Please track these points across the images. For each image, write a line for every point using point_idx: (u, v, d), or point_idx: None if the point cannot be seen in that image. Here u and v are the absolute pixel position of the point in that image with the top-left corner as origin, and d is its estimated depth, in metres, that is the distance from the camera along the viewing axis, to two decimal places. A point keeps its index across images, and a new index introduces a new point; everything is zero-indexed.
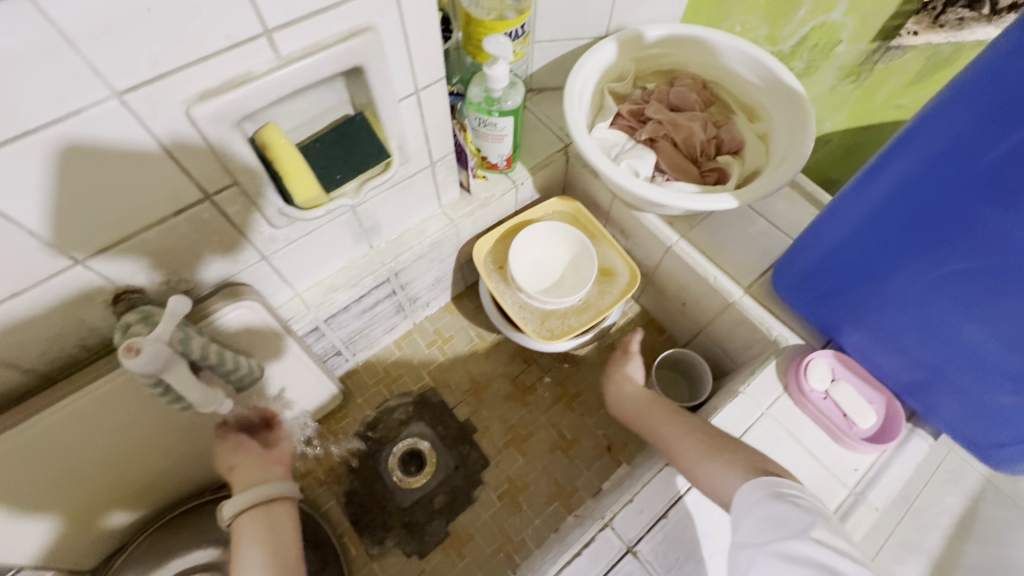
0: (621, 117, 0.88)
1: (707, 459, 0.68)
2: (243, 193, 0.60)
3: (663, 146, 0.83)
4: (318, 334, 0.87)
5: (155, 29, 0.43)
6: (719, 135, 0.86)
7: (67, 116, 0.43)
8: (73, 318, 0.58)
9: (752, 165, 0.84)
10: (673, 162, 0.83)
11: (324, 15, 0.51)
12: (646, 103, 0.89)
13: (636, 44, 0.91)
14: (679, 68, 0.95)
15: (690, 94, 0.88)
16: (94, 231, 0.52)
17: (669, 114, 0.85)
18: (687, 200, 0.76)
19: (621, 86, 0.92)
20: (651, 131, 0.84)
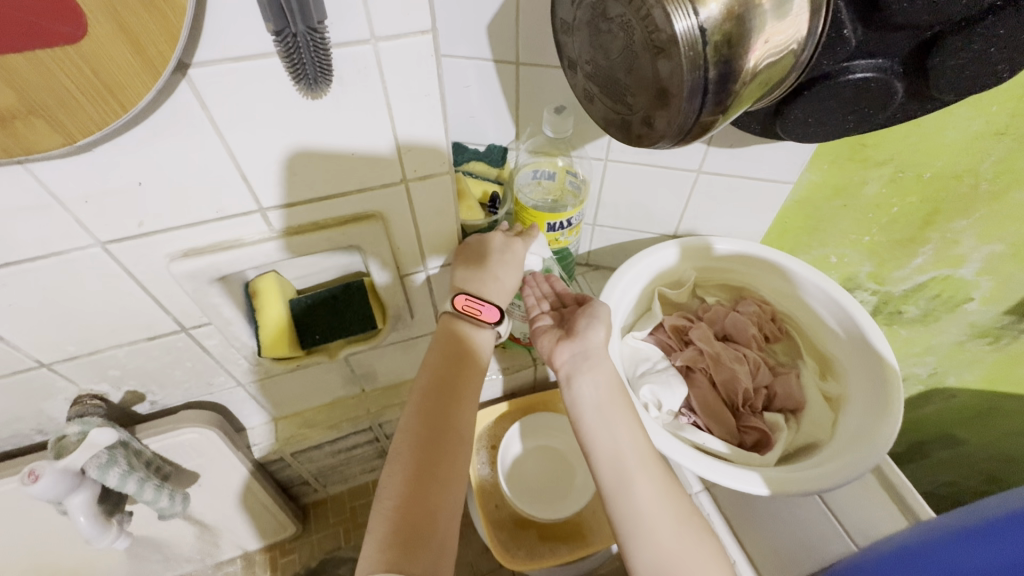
0: (662, 330, 0.78)
1: (667, 540, 0.49)
2: (221, 331, 0.60)
3: (698, 381, 0.71)
4: (284, 463, 0.82)
5: (145, 199, 0.45)
6: (774, 385, 0.71)
7: (49, 255, 0.46)
8: (33, 407, 0.60)
9: (808, 435, 0.67)
10: (705, 404, 0.70)
11: (326, 201, 0.51)
12: (695, 321, 0.78)
13: (701, 253, 0.83)
14: (749, 288, 0.84)
15: (750, 326, 0.76)
16: (63, 343, 0.54)
17: (716, 345, 0.73)
18: (704, 466, 0.61)
19: (676, 293, 0.83)
20: (688, 358, 0.73)
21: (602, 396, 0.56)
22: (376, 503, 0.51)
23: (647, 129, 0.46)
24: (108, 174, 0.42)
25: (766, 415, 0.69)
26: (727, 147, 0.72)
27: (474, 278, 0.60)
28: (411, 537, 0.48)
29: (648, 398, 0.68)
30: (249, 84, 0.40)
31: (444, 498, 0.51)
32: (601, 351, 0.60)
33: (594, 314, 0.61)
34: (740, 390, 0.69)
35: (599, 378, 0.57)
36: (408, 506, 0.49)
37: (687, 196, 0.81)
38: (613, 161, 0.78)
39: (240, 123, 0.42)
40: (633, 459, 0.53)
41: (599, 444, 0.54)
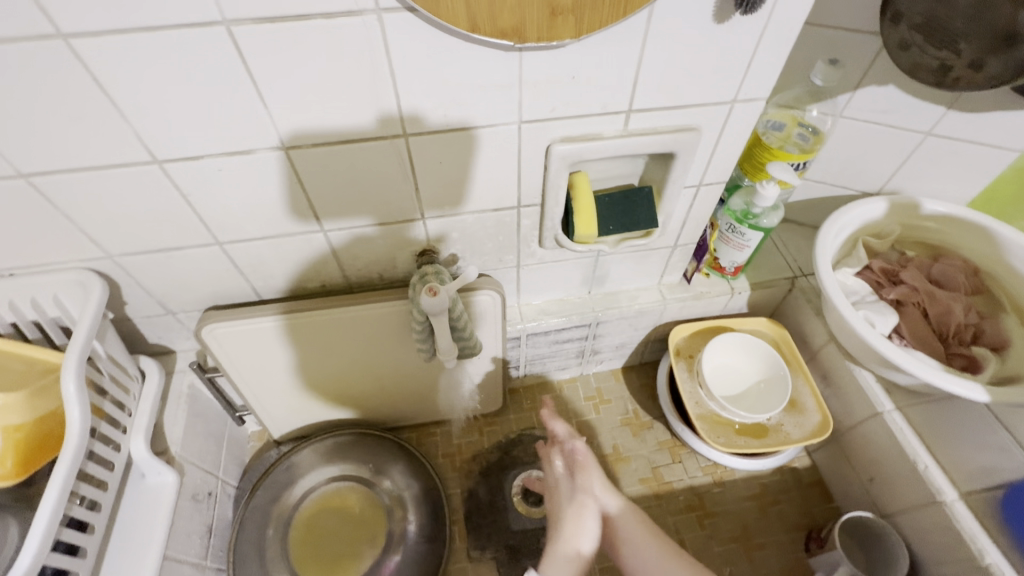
0: (869, 271, 0.89)
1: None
2: (540, 213, 0.76)
3: (911, 312, 0.81)
4: (516, 343, 1.00)
5: (570, 90, 0.60)
6: (981, 325, 0.81)
7: (485, 126, 0.63)
8: (391, 254, 0.79)
9: (1012, 370, 0.77)
10: (915, 332, 0.81)
11: (672, 110, 0.66)
12: (902, 266, 0.88)
13: (910, 210, 0.92)
14: (949, 247, 0.92)
15: (957, 276, 0.85)
16: (444, 203, 0.72)
17: (928, 285, 0.83)
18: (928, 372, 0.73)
19: (879, 243, 0.93)
20: (901, 293, 0.83)
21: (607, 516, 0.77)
22: None
23: (971, 71, 0.58)
24: (563, 66, 0.58)
25: (974, 348, 0.79)
26: (969, 111, 0.81)
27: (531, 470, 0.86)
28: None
29: (865, 318, 0.80)
30: (690, 8, 0.54)
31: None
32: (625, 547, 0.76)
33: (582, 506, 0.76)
34: (952, 324, 0.79)
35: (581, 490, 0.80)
36: None
37: (906, 157, 0.91)
38: (846, 117, 0.88)
39: (665, 37, 0.57)
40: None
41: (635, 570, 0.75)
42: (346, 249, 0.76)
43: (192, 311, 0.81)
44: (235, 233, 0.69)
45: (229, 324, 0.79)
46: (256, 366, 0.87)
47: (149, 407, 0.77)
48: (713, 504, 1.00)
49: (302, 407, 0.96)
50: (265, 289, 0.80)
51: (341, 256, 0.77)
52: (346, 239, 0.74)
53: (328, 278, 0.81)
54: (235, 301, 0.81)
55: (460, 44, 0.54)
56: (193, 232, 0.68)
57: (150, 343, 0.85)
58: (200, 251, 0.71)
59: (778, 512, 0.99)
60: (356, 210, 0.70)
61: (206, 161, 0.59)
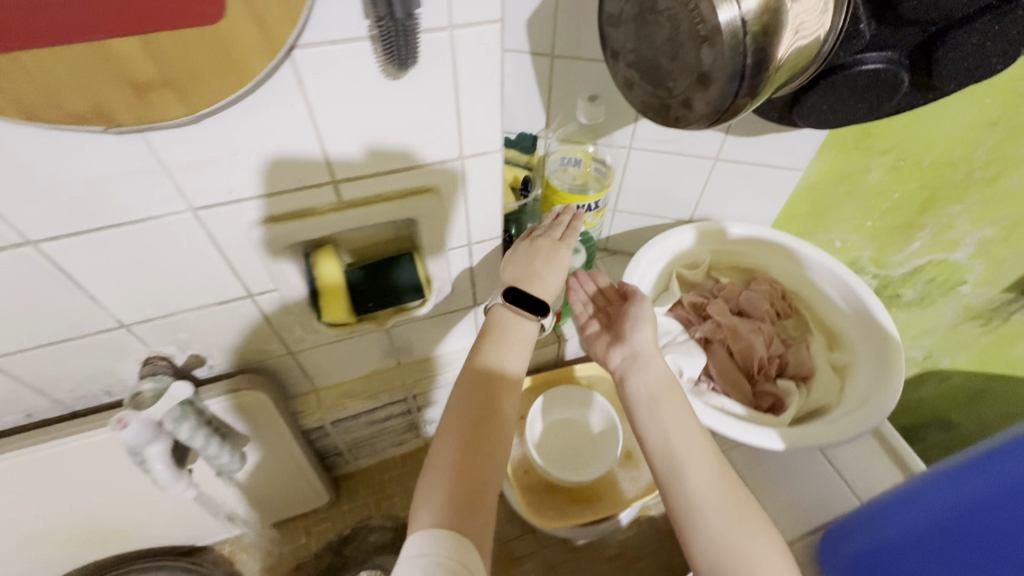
0: (681, 306, 0.84)
1: (745, 538, 0.47)
2: (284, 299, 0.65)
3: (716, 351, 0.77)
4: (323, 432, 0.87)
5: (241, 167, 0.50)
6: (786, 355, 0.77)
7: (147, 219, 0.51)
8: (106, 369, 0.64)
9: (818, 400, 0.73)
10: (723, 371, 0.76)
11: (392, 174, 0.57)
12: (711, 298, 0.84)
13: (716, 236, 0.89)
14: (760, 269, 0.90)
15: (763, 302, 0.82)
16: (144, 306, 0.59)
17: (732, 319, 0.79)
18: (725, 424, 0.67)
19: (692, 273, 0.89)
20: (707, 331, 0.79)
21: (656, 390, 0.58)
22: (426, 471, 0.54)
23: (685, 111, 0.52)
24: (215, 144, 0.47)
25: (779, 382, 0.75)
26: (744, 136, 0.78)
27: (521, 278, 0.65)
28: (476, 447, 0.55)
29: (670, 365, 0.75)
30: (343, 65, 0.45)
31: (489, 473, 0.54)
32: (652, 351, 0.63)
33: (639, 315, 0.65)
34: (756, 358, 0.75)
35: (647, 377, 0.60)
36: (461, 482, 0.52)
37: (704, 183, 0.88)
38: (636, 149, 0.84)
39: (331, 99, 0.47)
40: (684, 448, 0.53)
41: (652, 431, 0.56)
42: (34, 374, 0.61)
43: None
44: None
45: None
46: None
47: None
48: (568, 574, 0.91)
49: (52, 554, 0.78)
50: None
51: (32, 382, 0.62)
52: (26, 364, 0.59)
53: (30, 408, 0.65)
54: None
55: (45, 133, 0.42)
56: None
57: None
58: None
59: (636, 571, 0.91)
60: (18, 332, 0.55)
61: None
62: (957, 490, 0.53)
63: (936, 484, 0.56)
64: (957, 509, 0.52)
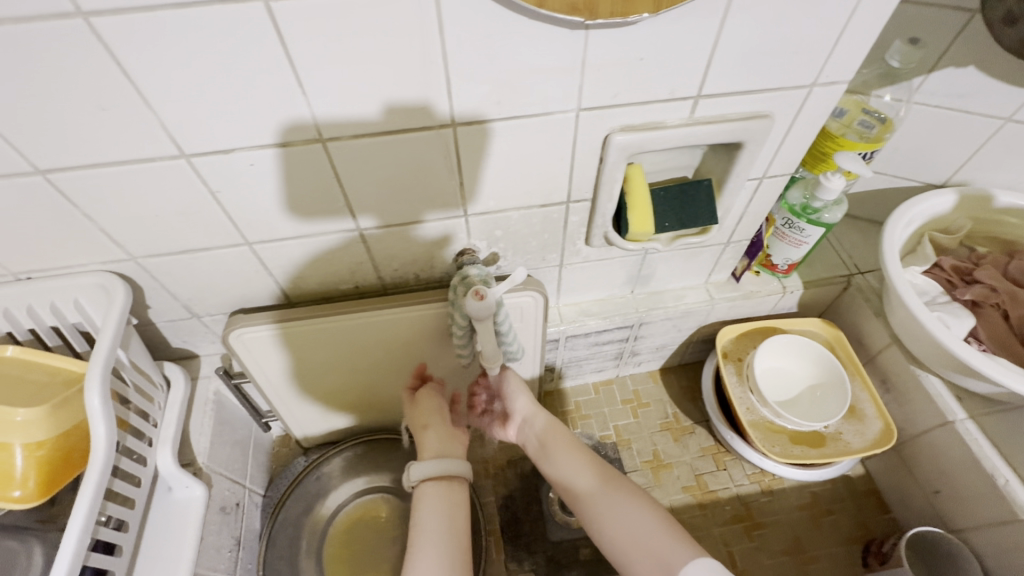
0: (940, 268, 0.83)
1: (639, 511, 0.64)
2: (590, 210, 0.71)
3: (990, 315, 0.75)
4: (554, 346, 0.95)
5: (638, 73, 0.54)
6: None
7: (542, 115, 0.57)
8: (429, 254, 0.73)
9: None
10: (996, 335, 0.75)
11: (746, 96, 0.59)
12: (975, 264, 0.82)
13: (981, 203, 0.85)
14: (1023, 243, 0.86)
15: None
16: (490, 199, 0.66)
17: (1008, 285, 0.77)
18: (1016, 381, 0.67)
19: (948, 238, 0.86)
20: (978, 294, 0.77)
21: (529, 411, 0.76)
22: None
23: None
24: (635, 47, 0.52)
25: None
26: None
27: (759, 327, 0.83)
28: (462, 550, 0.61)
29: (941, 321, 0.74)
30: None
31: None
32: (528, 409, 0.77)
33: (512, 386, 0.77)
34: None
35: (525, 404, 0.77)
36: None
37: (981, 145, 0.84)
38: (917, 101, 0.82)
39: (749, 11, 0.50)
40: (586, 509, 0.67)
41: (556, 455, 0.73)
42: (381, 249, 0.71)
43: (217, 315, 0.76)
44: (263, 233, 0.64)
45: (260, 328, 0.74)
46: (280, 372, 0.81)
47: (175, 418, 0.72)
48: (761, 513, 0.95)
49: (329, 412, 0.92)
50: (295, 292, 0.75)
51: (376, 256, 0.72)
52: (383, 239, 0.69)
53: (360, 280, 0.76)
54: (262, 304, 0.76)
55: (524, 22, 0.48)
56: (222, 233, 0.63)
57: (173, 348, 0.81)
58: (227, 252, 0.66)
59: (831, 523, 0.94)
60: (395, 208, 0.65)
61: (236, 155, 0.54)
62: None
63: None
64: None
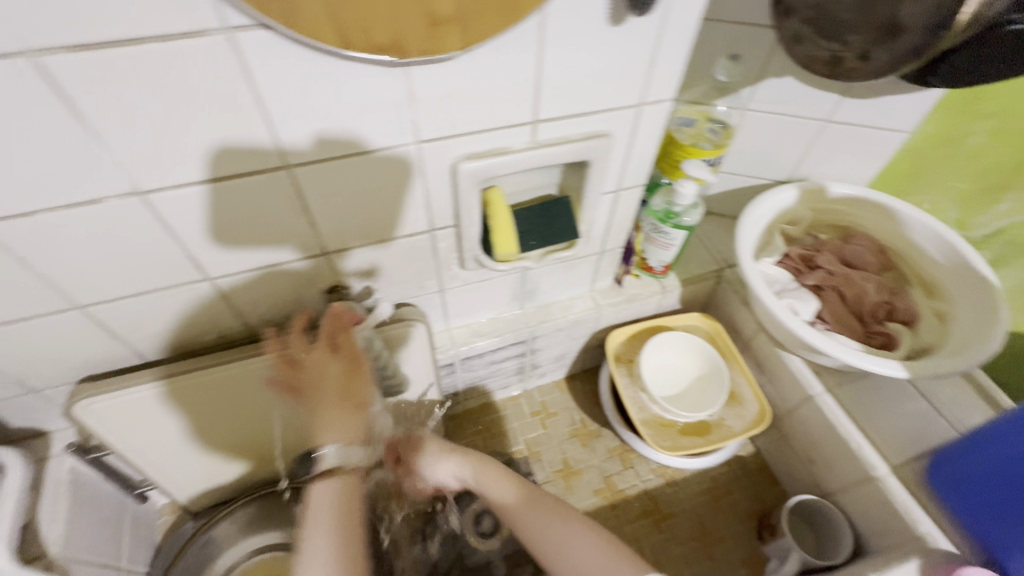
0: (789, 257, 0.91)
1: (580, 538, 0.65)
2: (456, 235, 0.71)
3: (830, 297, 0.84)
4: (450, 369, 0.94)
5: (469, 104, 0.56)
6: (893, 302, 0.85)
7: (381, 149, 0.57)
8: (297, 295, 0.71)
9: (925, 341, 0.81)
10: (837, 313, 0.83)
11: (582, 118, 0.62)
12: (817, 251, 0.91)
13: (818, 196, 0.95)
14: (855, 226, 0.96)
15: (864, 258, 0.89)
16: (348, 235, 0.65)
17: (842, 269, 0.86)
18: (852, 356, 0.74)
19: (795, 230, 0.95)
20: (819, 278, 0.86)
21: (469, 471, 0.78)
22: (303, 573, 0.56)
23: (861, 63, 0.58)
24: (459, 80, 0.53)
25: (888, 324, 0.82)
26: (861, 98, 0.84)
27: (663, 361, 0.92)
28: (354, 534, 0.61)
29: (789, 307, 0.81)
30: (584, 10, 0.51)
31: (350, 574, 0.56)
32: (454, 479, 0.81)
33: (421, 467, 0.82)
34: (869, 302, 0.83)
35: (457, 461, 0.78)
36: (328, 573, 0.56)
37: (810, 144, 0.93)
38: (752, 109, 0.90)
39: (561, 42, 0.53)
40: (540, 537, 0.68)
41: (495, 490, 0.74)
42: (240, 296, 0.67)
43: (61, 386, 0.69)
44: (95, 295, 0.59)
45: (112, 395, 0.68)
46: (148, 438, 0.75)
47: (14, 509, 0.64)
48: (667, 505, 0.99)
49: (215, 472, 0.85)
50: (151, 350, 0.70)
51: (236, 304, 0.68)
52: (240, 285, 0.66)
53: (225, 330, 0.72)
54: (114, 368, 0.70)
55: (337, 62, 0.47)
56: (44, 300, 0.57)
57: (14, 428, 0.72)
58: (56, 319, 0.60)
59: (730, 504, 0.99)
60: (245, 254, 0.62)
61: (42, 217, 0.49)
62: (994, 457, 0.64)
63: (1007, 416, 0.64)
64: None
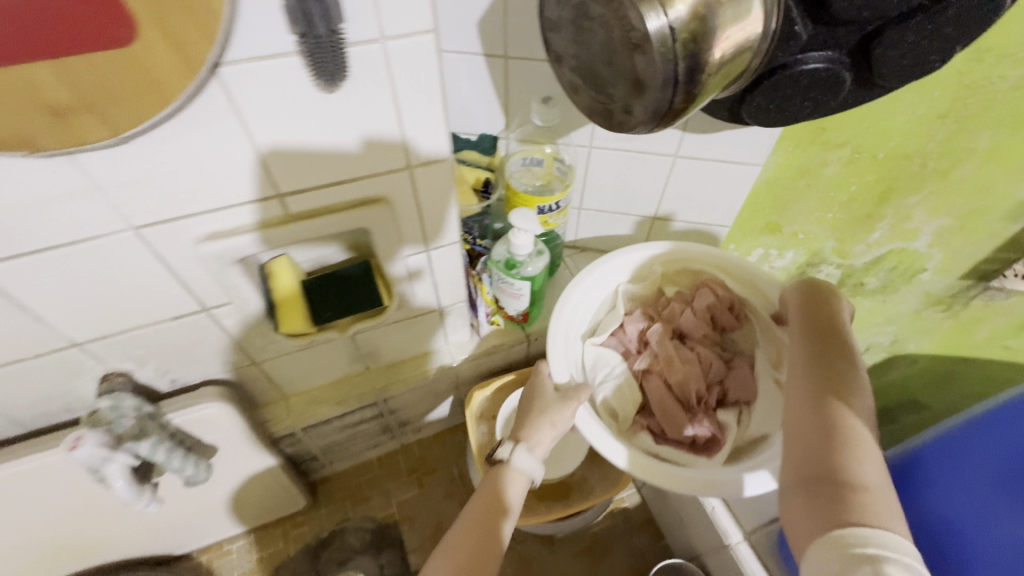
0: (623, 331, 0.78)
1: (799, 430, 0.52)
2: (240, 311, 0.65)
3: (651, 386, 0.73)
4: (294, 439, 0.87)
5: (176, 185, 0.49)
6: (725, 382, 0.74)
7: (88, 239, 0.50)
8: (63, 386, 0.64)
9: (759, 428, 0.70)
10: (661, 408, 0.72)
11: (338, 187, 0.56)
12: (653, 321, 0.78)
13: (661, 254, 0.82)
14: (705, 274, 0.82)
15: (705, 325, 0.76)
16: (94, 323, 0.58)
17: (669, 348, 0.75)
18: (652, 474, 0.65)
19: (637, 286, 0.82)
20: (646, 362, 0.75)
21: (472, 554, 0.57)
22: None
23: (625, 116, 0.52)
24: (148, 163, 0.46)
25: (718, 413, 0.72)
26: (701, 133, 0.79)
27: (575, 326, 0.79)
28: None
29: (602, 407, 0.72)
30: (272, 80, 0.45)
31: None
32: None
33: None
34: (693, 391, 0.72)
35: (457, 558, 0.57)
36: None
37: (666, 180, 0.88)
38: (597, 147, 0.84)
39: (266, 115, 0.47)
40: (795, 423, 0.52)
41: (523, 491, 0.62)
42: None
43: None
44: None
45: None
46: None
47: None
48: (541, 567, 0.93)
49: (24, 569, 0.79)
50: None
51: None
52: None
53: None
54: None
55: None
56: None
57: None
58: None
59: (609, 563, 0.93)
60: None
61: None
62: (927, 503, 0.64)
63: (929, 456, 0.65)
64: (970, 496, 0.60)
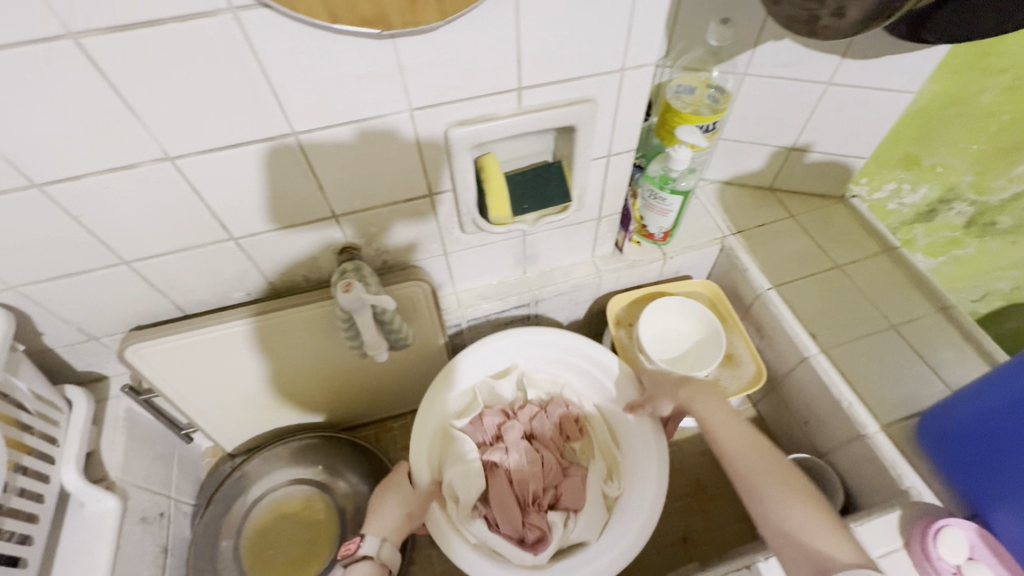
0: (481, 427, 0.89)
1: (796, 506, 0.63)
2: (455, 199, 0.77)
3: (498, 478, 0.85)
4: (458, 330, 1.00)
5: (454, 72, 0.60)
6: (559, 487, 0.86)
7: (379, 116, 0.62)
8: (311, 255, 0.78)
9: (578, 535, 0.80)
10: (498, 501, 0.83)
11: (562, 85, 0.66)
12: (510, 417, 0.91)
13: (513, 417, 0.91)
14: (564, 383, 0.94)
15: (549, 427, 0.91)
16: (353, 197, 0.71)
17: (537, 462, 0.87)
18: None
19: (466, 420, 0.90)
20: (494, 456, 0.86)
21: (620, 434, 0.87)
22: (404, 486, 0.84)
23: (835, 20, 0.59)
24: (444, 50, 0.58)
25: (548, 515, 0.83)
26: (861, 58, 0.84)
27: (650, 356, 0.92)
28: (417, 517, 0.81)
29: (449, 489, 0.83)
30: None
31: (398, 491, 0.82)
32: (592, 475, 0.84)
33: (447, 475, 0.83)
34: (529, 490, 0.84)
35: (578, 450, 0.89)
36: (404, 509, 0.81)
37: (813, 109, 0.93)
38: (751, 74, 0.90)
39: (539, 12, 0.57)
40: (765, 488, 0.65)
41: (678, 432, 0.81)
42: (262, 255, 0.75)
43: (116, 335, 0.80)
44: (140, 251, 0.68)
45: (159, 342, 0.78)
46: (187, 383, 0.85)
47: (80, 436, 0.75)
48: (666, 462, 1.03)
49: (247, 418, 0.96)
50: (188, 304, 0.79)
51: (259, 263, 0.76)
52: (260, 245, 0.74)
53: (251, 286, 0.80)
54: (160, 319, 0.80)
55: (329, 36, 0.53)
56: (96, 255, 0.67)
57: (80, 372, 0.84)
58: (107, 272, 0.69)
59: None
60: (261, 215, 0.69)
61: (88, 180, 0.58)
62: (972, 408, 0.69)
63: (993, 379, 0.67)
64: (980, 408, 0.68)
